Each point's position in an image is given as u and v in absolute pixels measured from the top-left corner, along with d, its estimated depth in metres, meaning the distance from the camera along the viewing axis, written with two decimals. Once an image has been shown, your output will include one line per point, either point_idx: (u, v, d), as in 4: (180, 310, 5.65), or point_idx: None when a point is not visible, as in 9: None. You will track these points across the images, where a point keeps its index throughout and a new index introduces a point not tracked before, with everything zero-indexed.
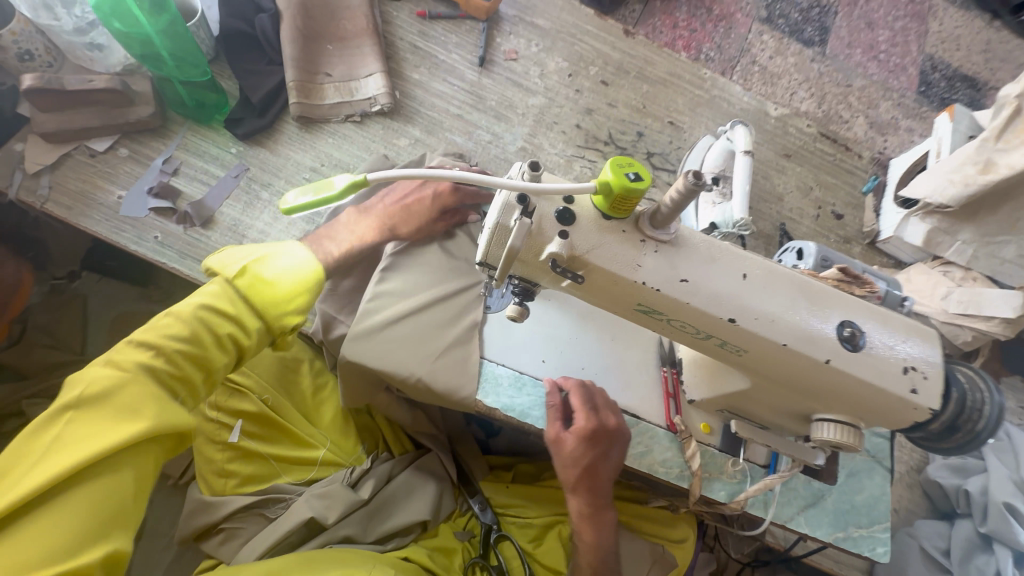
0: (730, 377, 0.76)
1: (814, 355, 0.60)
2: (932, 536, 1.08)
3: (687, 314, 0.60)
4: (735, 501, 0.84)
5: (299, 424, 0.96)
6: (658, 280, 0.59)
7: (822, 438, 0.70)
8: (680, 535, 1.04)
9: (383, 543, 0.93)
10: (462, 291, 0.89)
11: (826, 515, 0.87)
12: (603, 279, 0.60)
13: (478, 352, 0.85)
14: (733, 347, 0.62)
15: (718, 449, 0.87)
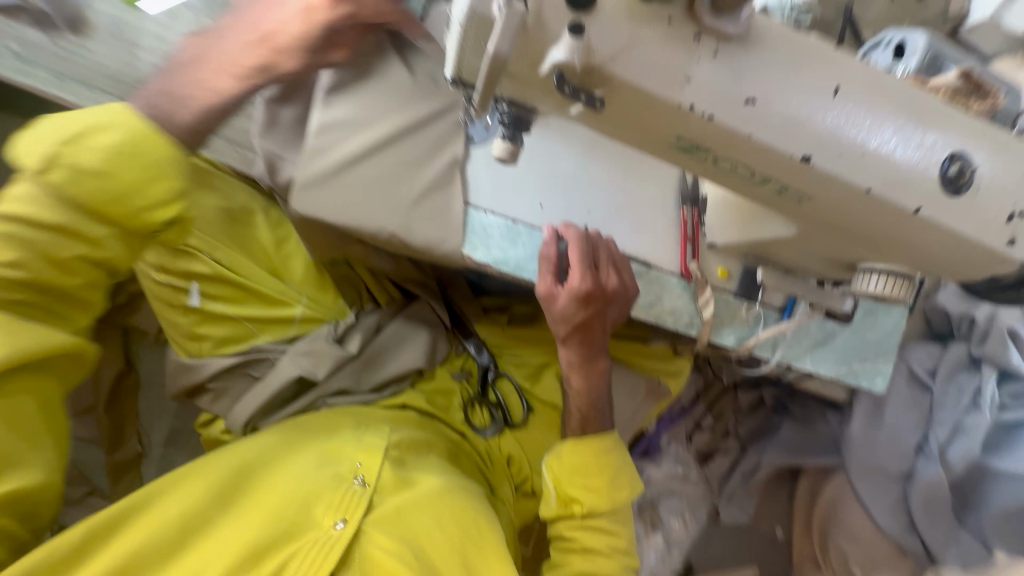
0: (771, 222, 0.63)
1: (899, 204, 0.45)
2: (921, 358, 1.11)
3: (746, 152, 0.43)
4: (744, 345, 0.79)
5: (266, 283, 0.86)
6: (712, 101, 0.40)
7: (863, 291, 0.60)
8: (676, 368, 1.05)
9: (380, 391, 0.92)
10: (433, 119, 0.69)
11: (834, 352, 0.84)
12: (631, 102, 0.41)
13: (461, 200, 0.70)
14: (797, 194, 0.46)
15: (733, 294, 0.79)
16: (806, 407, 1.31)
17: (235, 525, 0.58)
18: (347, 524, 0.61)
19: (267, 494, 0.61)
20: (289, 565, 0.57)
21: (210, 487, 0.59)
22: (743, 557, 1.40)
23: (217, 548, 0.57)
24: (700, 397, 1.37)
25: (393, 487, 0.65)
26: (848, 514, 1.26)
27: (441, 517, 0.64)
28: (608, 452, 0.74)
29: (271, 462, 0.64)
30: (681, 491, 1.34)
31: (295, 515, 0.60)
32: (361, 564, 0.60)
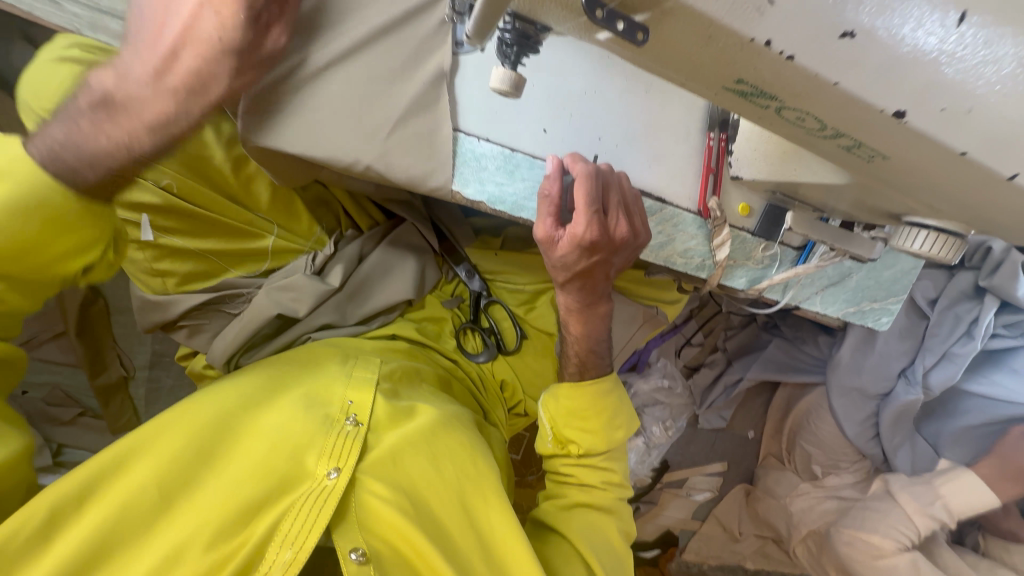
0: (812, 162, 0.55)
1: (996, 167, 0.35)
2: (925, 287, 1.10)
3: (824, 101, 0.34)
4: (755, 288, 0.74)
5: (228, 212, 0.76)
6: (795, 31, 0.30)
7: (905, 248, 0.55)
8: (674, 297, 1.01)
9: (369, 322, 0.88)
10: (409, 19, 0.55)
11: (845, 292, 0.79)
12: (683, 29, 0.32)
13: (448, 124, 0.58)
14: (869, 150, 0.38)
15: (751, 233, 0.71)
16: (799, 327, 1.31)
17: (221, 483, 0.55)
18: (341, 473, 0.58)
19: (252, 446, 0.58)
20: (282, 521, 0.54)
21: (189, 444, 0.56)
22: (714, 454, 1.53)
23: (203, 507, 0.53)
24: (694, 314, 1.37)
25: (387, 427, 0.65)
26: (819, 423, 1.34)
27: (437, 457, 0.63)
28: (607, 393, 0.72)
29: (253, 415, 0.61)
30: (665, 401, 1.35)
31: (285, 467, 0.57)
32: (359, 515, 0.57)
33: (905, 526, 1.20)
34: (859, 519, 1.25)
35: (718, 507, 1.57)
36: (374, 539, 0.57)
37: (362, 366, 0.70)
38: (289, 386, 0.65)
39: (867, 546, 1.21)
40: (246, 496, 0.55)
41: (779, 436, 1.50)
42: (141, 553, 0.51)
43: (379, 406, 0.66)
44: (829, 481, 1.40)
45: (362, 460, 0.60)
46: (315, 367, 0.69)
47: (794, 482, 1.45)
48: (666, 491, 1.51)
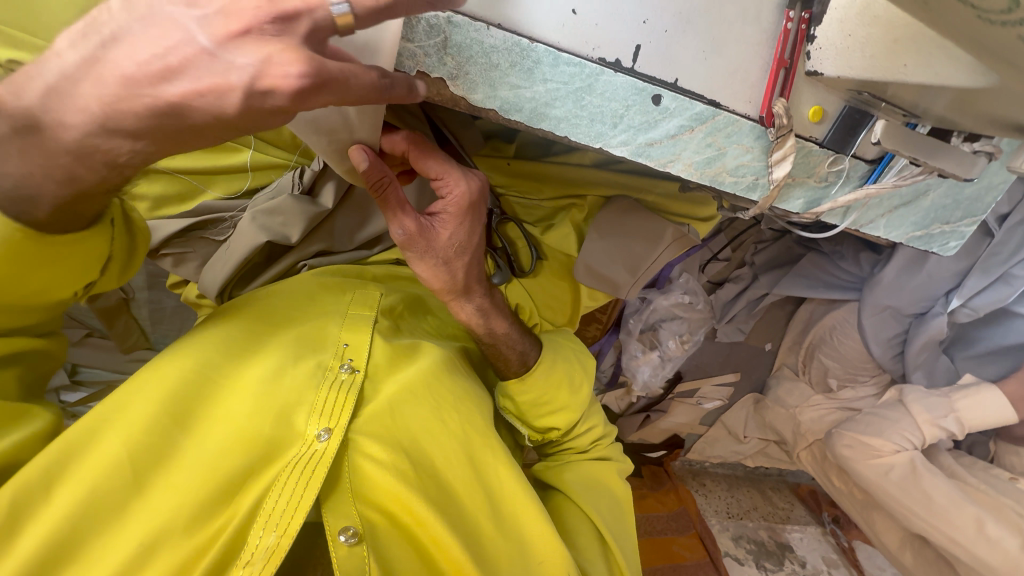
0: (934, 55, 0.48)
1: None
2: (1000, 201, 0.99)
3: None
4: (812, 212, 0.64)
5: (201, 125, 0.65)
6: None
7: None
8: (709, 214, 0.91)
9: (370, 248, 0.80)
10: None
11: (915, 214, 0.68)
12: None
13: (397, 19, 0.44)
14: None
15: (819, 145, 0.59)
16: (840, 242, 1.19)
17: (201, 454, 0.54)
18: (332, 435, 0.56)
19: (236, 412, 0.56)
20: (267, 495, 0.53)
21: (166, 410, 0.54)
22: (729, 365, 1.50)
23: (182, 481, 0.52)
24: (727, 226, 1.25)
25: (384, 374, 0.65)
26: (842, 338, 1.29)
27: (441, 408, 0.63)
28: (555, 368, 0.78)
29: (236, 375, 0.59)
30: (683, 316, 1.29)
31: (271, 433, 0.56)
32: (353, 483, 0.57)
33: (913, 433, 1.19)
34: (864, 424, 1.26)
35: (726, 414, 1.60)
36: (367, 512, 0.56)
37: (358, 304, 0.69)
38: (273, 339, 0.63)
39: (868, 447, 1.23)
40: (228, 467, 0.53)
41: (796, 349, 1.47)
42: (120, 533, 0.49)
43: (375, 353, 0.66)
44: (843, 394, 1.40)
45: (355, 419, 0.59)
46: (306, 314, 0.66)
47: (806, 393, 1.45)
48: (676, 400, 1.53)
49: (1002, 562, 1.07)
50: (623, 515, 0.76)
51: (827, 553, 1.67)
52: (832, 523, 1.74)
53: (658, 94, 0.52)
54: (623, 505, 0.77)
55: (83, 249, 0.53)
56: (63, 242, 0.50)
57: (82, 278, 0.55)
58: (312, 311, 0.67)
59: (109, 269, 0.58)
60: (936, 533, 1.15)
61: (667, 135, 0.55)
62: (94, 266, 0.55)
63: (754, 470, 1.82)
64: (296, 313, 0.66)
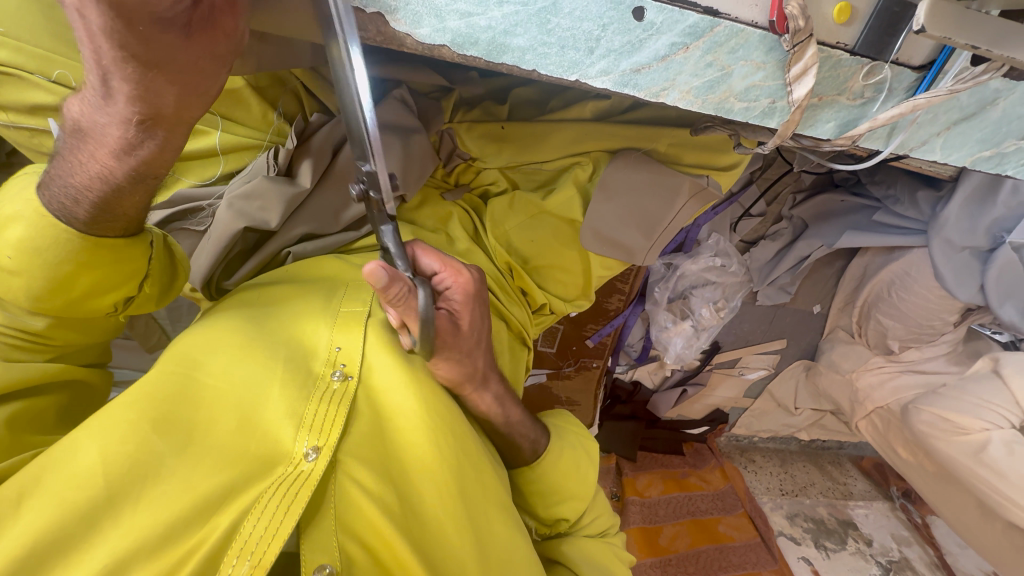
0: None
1: None
2: None
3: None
4: (845, 139, 0.54)
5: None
6: None
7: None
8: (731, 161, 0.81)
9: (358, 228, 0.75)
10: None
11: (980, 129, 0.56)
12: None
13: None
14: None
15: (850, 52, 0.48)
16: (891, 184, 1.06)
17: (182, 467, 0.47)
18: (319, 456, 0.50)
19: (222, 424, 0.50)
20: (246, 518, 0.46)
21: (149, 411, 0.48)
22: (773, 331, 1.38)
23: (160, 495, 0.45)
24: (759, 177, 1.13)
25: (382, 383, 0.57)
26: (903, 294, 1.15)
27: (436, 433, 0.55)
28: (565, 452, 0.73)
29: (224, 378, 0.52)
30: (716, 281, 1.18)
31: (256, 449, 0.50)
32: (338, 510, 0.50)
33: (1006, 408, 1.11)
34: (950, 399, 1.15)
35: (773, 384, 1.48)
36: (349, 548, 0.50)
37: (352, 300, 0.62)
38: (262, 343, 0.55)
39: (951, 423, 1.13)
40: (209, 484, 0.47)
41: (850, 308, 1.32)
42: (86, 555, 0.43)
43: (369, 353, 0.58)
44: (906, 356, 1.26)
45: (346, 439, 0.53)
46: (297, 318, 0.59)
47: (864, 356, 1.31)
48: (715, 372, 1.43)
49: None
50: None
51: (897, 530, 1.53)
52: (902, 497, 1.60)
53: (639, 7, 0.44)
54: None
55: (124, 269, 0.56)
56: (113, 250, 0.54)
57: (122, 289, 0.58)
58: (299, 314, 0.60)
59: (150, 291, 0.61)
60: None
61: (657, 57, 0.46)
62: (133, 280, 0.58)
63: (811, 443, 1.69)
64: (281, 316, 0.59)
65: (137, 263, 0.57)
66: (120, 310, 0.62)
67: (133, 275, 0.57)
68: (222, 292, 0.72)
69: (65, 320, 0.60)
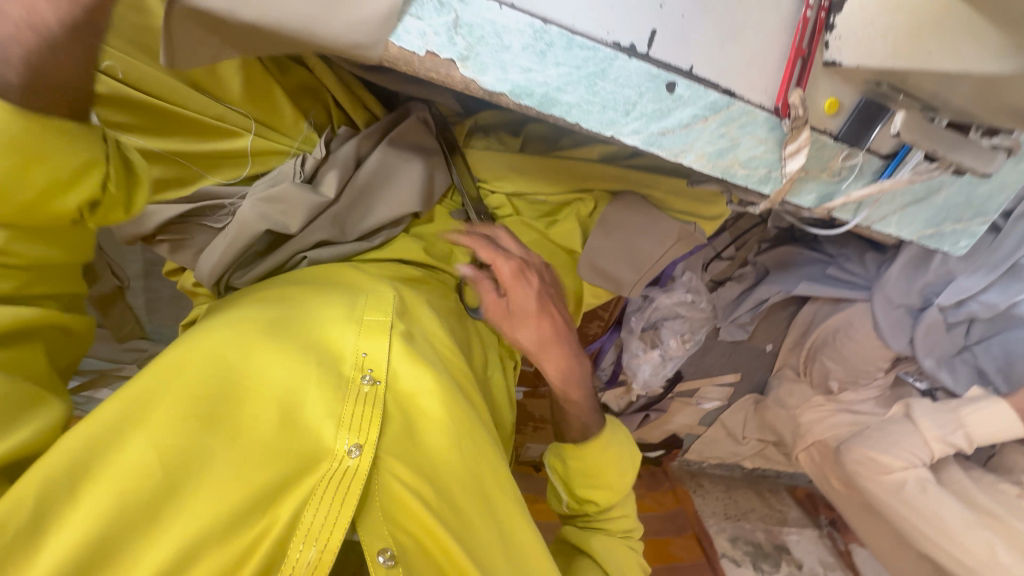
0: (959, 42, 0.48)
1: None
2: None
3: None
4: (823, 208, 0.63)
5: (194, 107, 0.66)
6: None
7: None
8: (717, 212, 0.90)
9: (371, 238, 0.77)
10: None
11: (926, 212, 0.67)
12: None
13: None
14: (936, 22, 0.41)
15: (834, 137, 0.57)
16: (844, 244, 1.22)
17: (237, 461, 0.49)
18: (363, 452, 0.53)
19: (266, 422, 0.52)
20: (305, 506, 0.50)
21: (196, 409, 0.50)
22: (730, 365, 1.49)
23: (217, 489, 0.47)
24: (733, 225, 1.25)
25: (408, 388, 0.61)
26: (844, 340, 1.28)
27: (461, 433, 0.60)
28: (606, 451, 0.77)
29: (262, 378, 0.54)
30: (686, 315, 1.28)
31: (300, 445, 0.52)
32: (383, 501, 0.54)
33: (920, 450, 1.18)
34: (874, 438, 1.24)
35: (725, 414, 1.59)
36: (398, 533, 0.54)
37: (373, 309, 0.65)
38: (293, 344, 0.58)
39: (877, 463, 1.21)
40: (264, 478, 0.50)
41: (797, 349, 1.45)
42: (149, 545, 0.44)
43: (394, 360, 0.61)
44: (844, 397, 1.39)
45: (383, 437, 0.56)
46: (323, 323, 0.62)
47: (806, 394, 1.45)
48: (675, 399, 1.53)
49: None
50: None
51: (823, 555, 1.66)
52: (829, 525, 1.74)
53: (672, 82, 0.51)
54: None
55: (75, 156, 0.48)
56: (55, 132, 0.46)
57: (92, 181, 0.50)
58: (323, 318, 0.62)
59: (116, 190, 0.53)
60: (946, 555, 1.15)
61: (680, 124, 0.53)
62: (93, 174, 0.50)
63: (752, 471, 1.83)
64: (306, 319, 0.61)
65: (89, 148, 0.49)
66: (87, 218, 0.53)
67: (91, 163, 0.49)
68: (228, 290, 0.73)
69: (28, 230, 0.53)
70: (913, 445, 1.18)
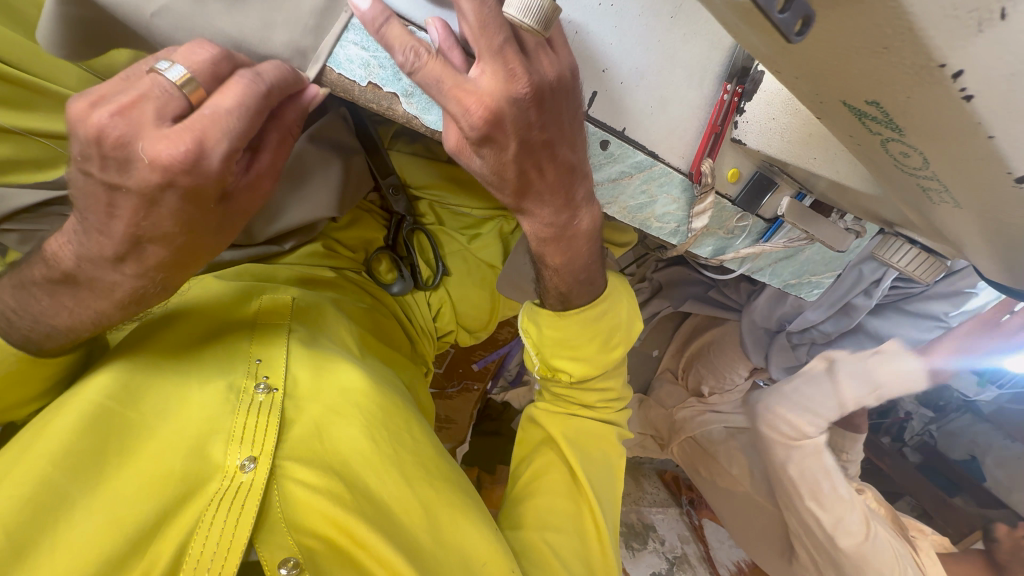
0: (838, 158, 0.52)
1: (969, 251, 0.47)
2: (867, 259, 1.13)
3: (949, 153, 0.31)
4: (717, 259, 0.71)
5: (78, 83, 0.58)
6: (863, 137, 0.35)
7: (889, 261, 0.59)
8: (627, 240, 0.91)
9: (282, 244, 0.72)
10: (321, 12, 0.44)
11: (792, 265, 0.79)
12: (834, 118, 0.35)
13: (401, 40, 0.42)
14: (946, 198, 0.36)
15: (732, 202, 0.65)
16: None
17: (105, 503, 0.41)
18: (258, 464, 0.46)
19: (144, 449, 0.45)
20: (193, 538, 0.42)
21: (45, 449, 0.41)
22: None
23: (80, 539, 0.39)
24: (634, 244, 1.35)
25: (311, 390, 0.54)
26: (716, 352, 1.47)
27: (372, 425, 0.54)
28: (606, 316, 0.64)
29: (135, 403, 0.46)
30: None
31: (179, 465, 0.45)
32: (285, 512, 0.46)
33: (830, 406, 1.14)
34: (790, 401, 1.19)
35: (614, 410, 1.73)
36: (306, 540, 0.46)
37: (270, 314, 0.59)
38: (175, 360, 0.51)
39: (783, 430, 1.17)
40: (136, 515, 0.41)
41: (679, 356, 1.63)
42: None
43: (294, 366, 0.55)
44: (712, 399, 1.56)
45: (282, 442, 0.49)
46: (221, 335, 0.55)
47: (682, 395, 1.61)
48: None
49: (853, 547, 1.13)
50: (615, 485, 0.68)
51: (682, 531, 1.89)
52: (688, 504, 1.99)
53: (606, 140, 0.54)
54: (617, 474, 0.69)
55: (59, 375, 0.48)
56: (50, 363, 0.46)
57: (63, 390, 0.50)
58: (218, 331, 0.55)
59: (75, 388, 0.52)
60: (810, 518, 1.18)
61: (609, 178, 0.57)
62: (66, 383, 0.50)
63: (631, 458, 2.05)
64: (195, 334, 0.54)
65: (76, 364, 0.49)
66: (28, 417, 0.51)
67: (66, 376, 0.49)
68: None
69: None
70: (823, 406, 1.15)
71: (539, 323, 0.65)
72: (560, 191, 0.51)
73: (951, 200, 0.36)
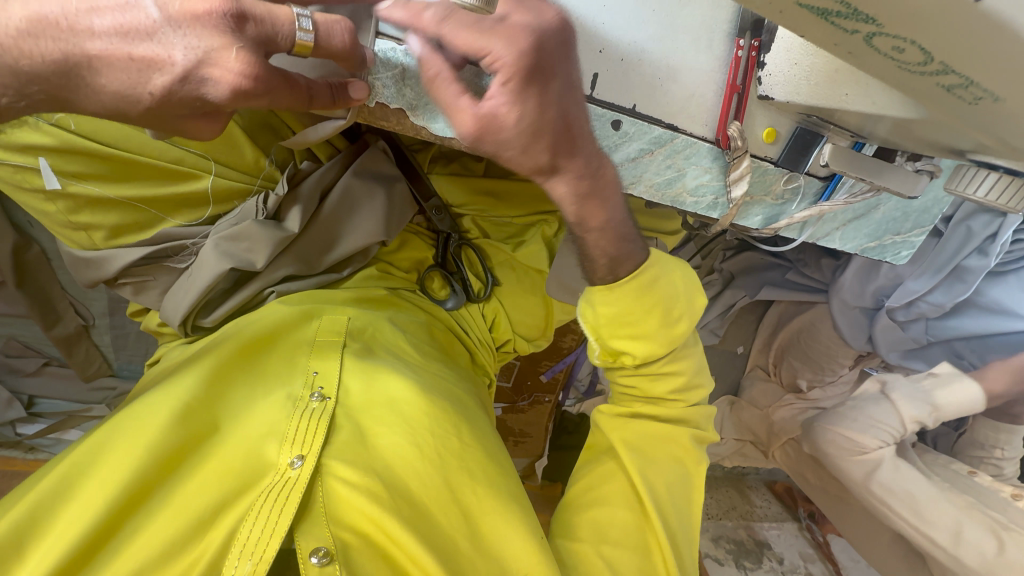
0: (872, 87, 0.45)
1: None
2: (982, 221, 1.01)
3: (940, 27, 0.29)
4: (769, 228, 0.66)
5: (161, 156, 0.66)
6: (841, 35, 0.34)
7: (966, 195, 0.51)
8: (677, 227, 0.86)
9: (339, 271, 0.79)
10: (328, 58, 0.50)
11: (868, 226, 0.71)
12: (811, 26, 0.34)
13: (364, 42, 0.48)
14: (978, 90, 0.33)
15: (775, 162, 0.60)
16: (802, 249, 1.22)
17: (181, 492, 0.47)
18: (305, 463, 0.50)
19: (213, 451, 0.51)
20: (242, 523, 0.46)
21: (138, 447, 0.48)
22: None
23: (160, 521, 0.45)
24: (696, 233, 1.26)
25: (360, 399, 0.58)
26: (809, 340, 1.31)
27: (415, 432, 0.55)
28: (658, 281, 0.60)
29: (208, 409, 0.53)
30: None
31: (241, 463, 0.50)
32: (328, 508, 0.49)
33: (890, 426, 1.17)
34: (847, 418, 1.22)
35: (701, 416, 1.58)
36: (343, 533, 0.48)
37: (325, 331, 0.63)
38: (241, 374, 0.57)
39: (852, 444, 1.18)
40: (200, 502, 0.47)
41: (767, 349, 1.45)
42: None
43: (346, 377, 0.59)
44: (813, 395, 1.40)
45: (328, 444, 0.53)
46: (282, 351, 0.61)
47: (777, 393, 1.45)
48: None
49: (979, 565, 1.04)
50: (692, 493, 0.64)
51: (803, 548, 1.70)
52: (808, 518, 1.76)
53: (617, 120, 0.53)
54: (696, 481, 0.65)
55: None
56: None
57: None
58: (282, 348, 0.61)
59: None
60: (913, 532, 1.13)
61: (628, 157, 0.56)
62: None
63: (732, 470, 1.86)
64: (262, 351, 0.60)
65: None
66: None
67: None
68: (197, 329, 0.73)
69: None
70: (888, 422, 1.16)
71: (593, 304, 0.61)
72: (560, 126, 0.47)
73: (985, 93, 0.32)
